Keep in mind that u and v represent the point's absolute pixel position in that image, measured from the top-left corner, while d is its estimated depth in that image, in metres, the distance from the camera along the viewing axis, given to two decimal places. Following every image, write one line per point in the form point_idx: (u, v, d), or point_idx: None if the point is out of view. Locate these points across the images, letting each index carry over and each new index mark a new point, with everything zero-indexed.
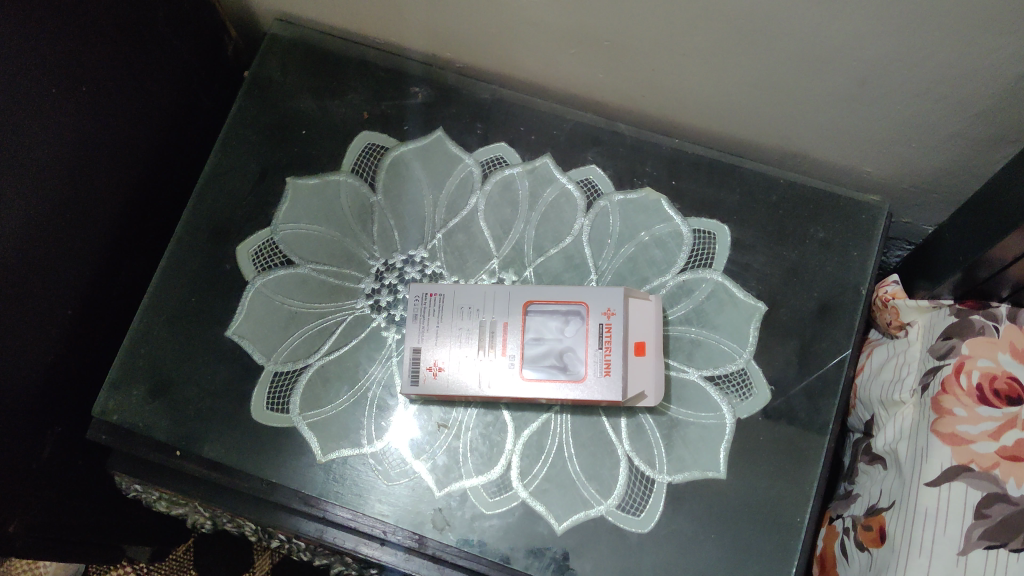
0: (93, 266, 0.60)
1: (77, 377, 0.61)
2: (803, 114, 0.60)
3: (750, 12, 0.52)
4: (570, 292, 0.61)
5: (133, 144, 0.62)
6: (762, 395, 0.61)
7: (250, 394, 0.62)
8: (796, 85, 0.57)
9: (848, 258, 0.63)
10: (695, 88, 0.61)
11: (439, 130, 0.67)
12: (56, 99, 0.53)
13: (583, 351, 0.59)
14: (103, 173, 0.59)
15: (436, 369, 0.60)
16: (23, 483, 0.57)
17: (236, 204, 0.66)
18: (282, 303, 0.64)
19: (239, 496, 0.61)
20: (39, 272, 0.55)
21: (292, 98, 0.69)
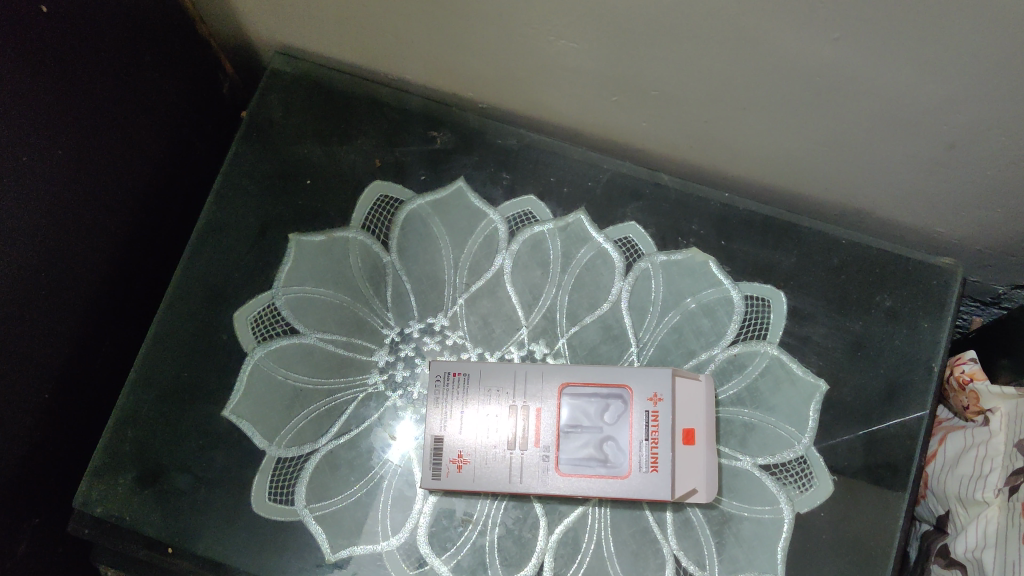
0: (74, 345, 0.54)
1: (56, 467, 0.54)
2: (873, 173, 0.53)
3: (828, 73, 0.45)
4: (611, 373, 0.54)
5: (116, 202, 0.55)
6: (823, 487, 0.55)
7: (250, 483, 0.55)
8: (871, 145, 0.51)
9: (917, 330, 0.57)
10: (751, 141, 0.54)
11: (460, 180, 0.60)
12: (29, 168, 0.46)
13: (627, 441, 0.52)
14: (83, 239, 0.52)
15: (460, 463, 0.53)
16: None
17: (234, 264, 0.59)
18: (284, 378, 0.57)
19: None
20: (14, 365, 0.48)
21: (295, 142, 0.62)
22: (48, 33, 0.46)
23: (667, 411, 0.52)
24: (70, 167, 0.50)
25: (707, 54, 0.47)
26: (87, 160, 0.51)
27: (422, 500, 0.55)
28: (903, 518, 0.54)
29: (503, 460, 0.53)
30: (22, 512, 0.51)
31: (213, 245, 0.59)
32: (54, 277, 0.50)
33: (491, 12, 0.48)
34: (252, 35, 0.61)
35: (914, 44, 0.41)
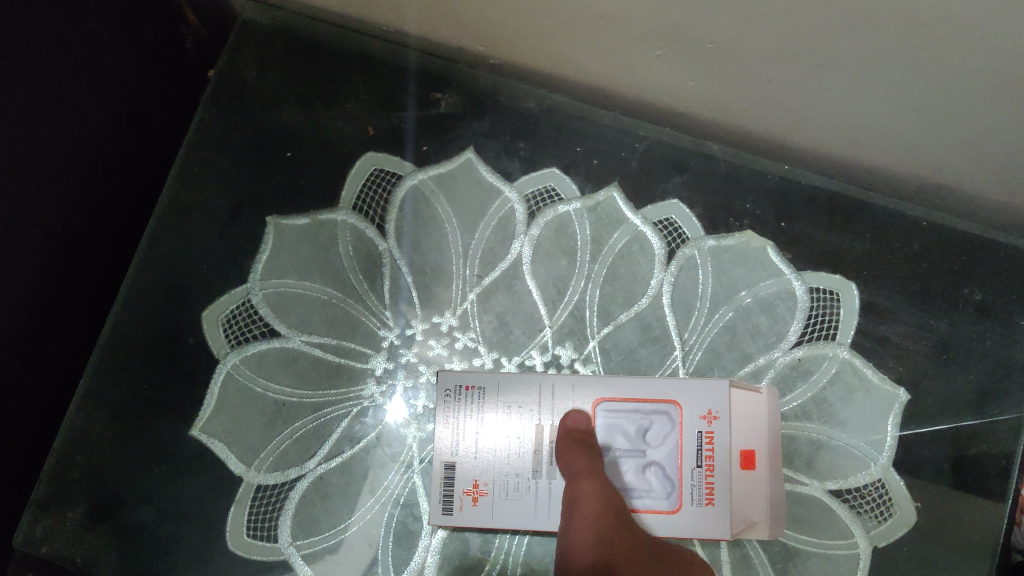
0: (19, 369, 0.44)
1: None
2: (983, 162, 0.43)
3: (972, 48, 0.34)
4: (654, 386, 0.44)
5: (57, 197, 0.44)
6: (906, 516, 0.46)
7: (225, 516, 0.46)
8: (996, 133, 0.40)
9: (1015, 329, 0.48)
10: (834, 115, 0.43)
11: (469, 150, 0.50)
12: None
13: (675, 469, 0.43)
14: (13, 256, 0.41)
15: (475, 496, 0.44)
16: None
17: (201, 254, 0.49)
18: (264, 390, 0.48)
19: None
20: None
21: (273, 107, 0.51)
22: None
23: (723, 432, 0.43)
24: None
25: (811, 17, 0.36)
26: (6, 157, 0.40)
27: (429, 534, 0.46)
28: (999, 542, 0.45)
29: (526, 492, 0.44)
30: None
31: (176, 230, 0.50)
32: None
33: None
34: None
35: None
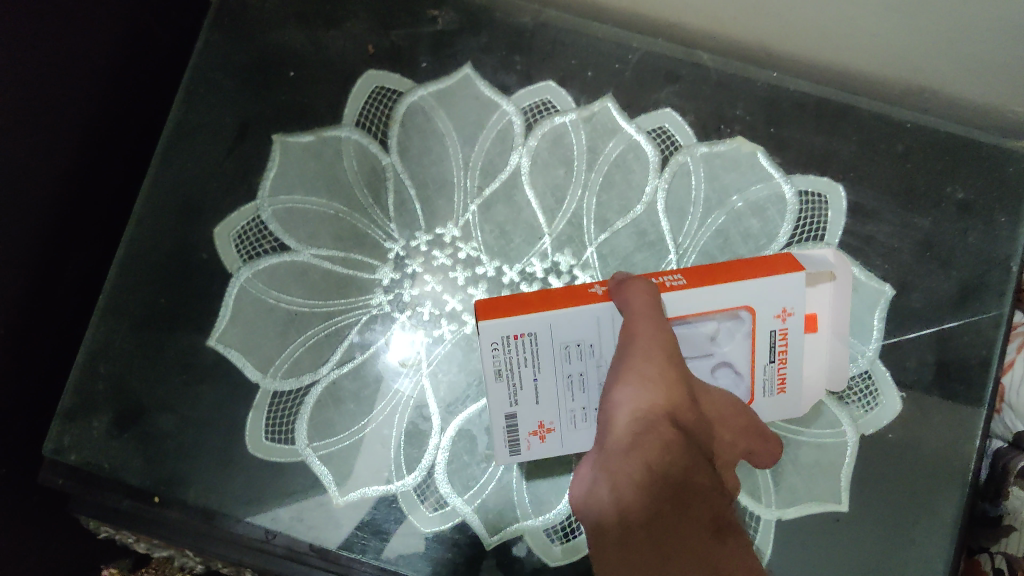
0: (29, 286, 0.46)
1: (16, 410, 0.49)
2: (960, 64, 0.44)
3: None
4: (724, 297, 0.39)
5: (55, 120, 0.46)
6: (890, 406, 0.49)
7: (244, 421, 0.49)
8: (963, 35, 0.42)
9: (994, 226, 0.50)
10: (810, 21, 0.45)
11: (467, 65, 0.52)
12: None
13: (746, 365, 0.41)
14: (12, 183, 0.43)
15: (542, 433, 0.41)
16: None
17: (211, 172, 0.51)
18: (276, 302, 0.50)
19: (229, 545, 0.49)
20: None
21: (273, 27, 0.52)
22: None
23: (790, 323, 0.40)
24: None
25: None
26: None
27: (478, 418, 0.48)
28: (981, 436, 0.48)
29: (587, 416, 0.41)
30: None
31: (186, 150, 0.51)
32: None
33: None
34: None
35: None
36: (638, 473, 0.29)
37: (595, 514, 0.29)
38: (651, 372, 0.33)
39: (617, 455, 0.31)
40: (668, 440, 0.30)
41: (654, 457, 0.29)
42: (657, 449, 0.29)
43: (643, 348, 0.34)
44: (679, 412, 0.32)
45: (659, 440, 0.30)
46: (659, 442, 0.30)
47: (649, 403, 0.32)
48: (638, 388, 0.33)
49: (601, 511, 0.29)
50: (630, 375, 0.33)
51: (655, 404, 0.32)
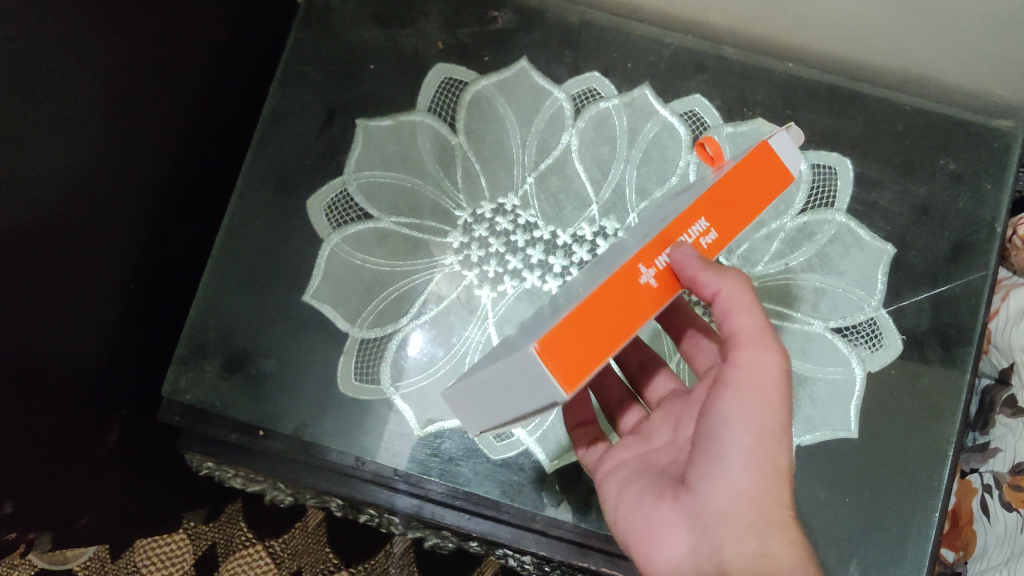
0: (140, 240, 0.54)
1: (135, 354, 0.56)
2: (944, 39, 0.54)
3: None
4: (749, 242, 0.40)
5: (176, 91, 0.54)
6: (893, 347, 0.56)
7: (336, 365, 0.57)
8: (943, 13, 0.51)
9: (981, 192, 0.58)
10: (819, 9, 0.55)
11: (524, 58, 0.60)
12: (87, 73, 0.45)
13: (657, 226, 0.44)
14: (140, 147, 0.52)
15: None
16: (88, 472, 0.54)
17: (303, 151, 0.59)
18: (362, 263, 0.57)
19: (319, 471, 0.57)
20: (74, 272, 0.48)
21: (355, 27, 0.61)
22: None
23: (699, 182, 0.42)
24: (133, 48, 0.49)
25: None
26: (137, 64, 0.50)
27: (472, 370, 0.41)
28: (968, 379, 0.56)
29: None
30: (99, 385, 0.54)
31: (282, 132, 0.59)
32: (116, 159, 0.50)
33: None
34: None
35: None
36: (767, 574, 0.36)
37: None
38: (766, 441, 0.38)
39: (729, 552, 0.37)
40: (788, 558, 0.37)
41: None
42: (777, 570, 0.36)
43: (768, 405, 0.38)
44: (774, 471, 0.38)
45: (775, 553, 0.37)
46: (778, 558, 0.37)
47: (762, 496, 0.38)
48: (752, 473, 0.38)
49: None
50: (743, 436, 0.38)
51: (760, 487, 0.38)
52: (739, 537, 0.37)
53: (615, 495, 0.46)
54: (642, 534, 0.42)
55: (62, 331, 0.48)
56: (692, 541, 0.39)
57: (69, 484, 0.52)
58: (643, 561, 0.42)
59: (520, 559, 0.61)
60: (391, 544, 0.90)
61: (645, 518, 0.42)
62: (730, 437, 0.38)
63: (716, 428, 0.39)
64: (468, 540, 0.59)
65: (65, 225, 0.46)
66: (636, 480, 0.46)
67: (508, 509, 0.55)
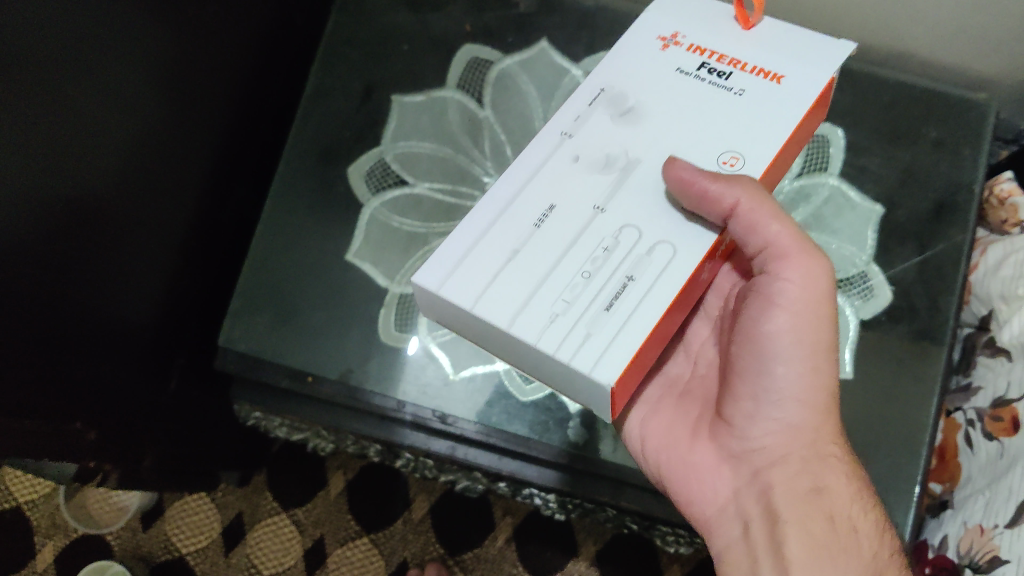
0: (195, 196, 0.60)
1: (186, 303, 0.62)
2: (922, 12, 0.60)
3: None
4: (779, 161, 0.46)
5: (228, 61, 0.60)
6: (883, 296, 0.62)
7: (376, 317, 0.62)
8: None
9: (960, 157, 0.64)
10: None
11: (544, 40, 0.66)
12: (148, 32, 0.51)
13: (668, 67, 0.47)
14: (193, 108, 0.58)
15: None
16: (151, 409, 0.59)
17: (345, 124, 0.65)
18: (398, 224, 0.63)
19: (357, 414, 0.63)
20: (135, 217, 0.54)
21: (390, 12, 0.68)
22: None
23: (731, 37, 0.47)
24: (195, 33, 0.56)
25: None
26: (193, 31, 0.56)
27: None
28: (951, 325, 0.61)
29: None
30: (166, 331, 0.60)
31: (322, 107, 0.66)
32: (177, 131, 0.56)
33: None
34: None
35: None
36: (828, 513, 0.45)
37: (777, 535, 0.45)
38: (821, 376, 0.45)
39: (779, 486, 0.46)
40: (845, 491, 0.46)
41: (832, 515, 0.45)
42: (834, 505, 0.46)
43: (817, 320, 0.44)
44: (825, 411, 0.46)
45: (829, 487, 0.46)
46: (835, 490, 0.46)
47: (814, 437, 0.46)
48: (805, 412, 0.46)
49: (790, 524, 0.45)
50: (798, 370, 0.45)
51: (807, 425, 0.46)
52: (798, 473, 0.46)
53: (643, 424, 0.53)
54: (682, 471, 0.50)
55: (132, 278, 0.54)
56: (741, 482, 0.48)
57: (136, 418, 0.57)
58: (684, 487, 0.50)
59: (542, 499, 0.67)
60: (410, 510, 0.93)
61: (681, 457, 0.50)
62: (788, 364, 0.45)
63: (764, 356, 0.45)
64: (497, 481, 0.65)
65: (122, 170, 0.51)
66: (663, 408, 0.53)
67: (536, 446, 0.60)
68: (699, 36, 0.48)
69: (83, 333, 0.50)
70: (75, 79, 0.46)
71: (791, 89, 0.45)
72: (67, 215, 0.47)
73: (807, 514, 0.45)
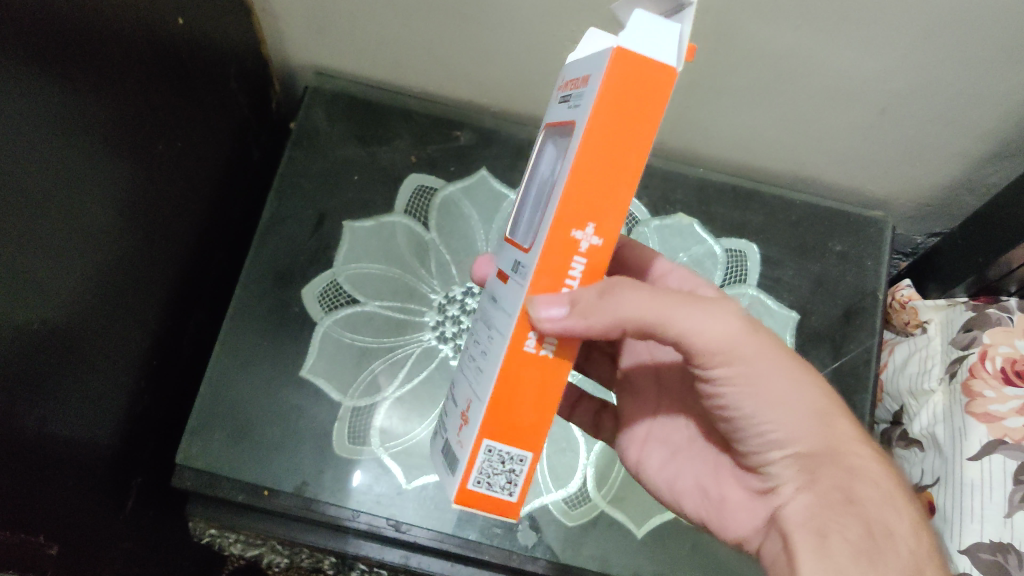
0: (149, 318, 0.63)
1: (136, 423, 0.63)
2: (820, 141, 0.68)
3: (795, 54, 0.59)
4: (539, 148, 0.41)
5: (181, 191, 0.64)
6: None
7: (330, 430, 0.64)
8: (816, 118, 0.65)
9: (864, 268, 0.71)
10: (722, 122, 0.69)
11: (483, 169, 0.74)
12: (121, 166, 0.55)
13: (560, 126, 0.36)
14: (151, 237, 0.61)
15: (466, 429, 0.38)
16: (105, 527, 0.59)
17: (299, 249, 0.70)
18: (352, 340, 0.67)
19: (312, 526, 0.64)
20: (102, 337, 0.56)
21: (339, 145, 0.74)
22: (149, 65, 0.56)
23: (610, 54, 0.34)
24: (157, 166, 0.60)
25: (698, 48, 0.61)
26: (157, 166, 0.60)
27: (516, 459, 0.38)
28: (865, 422, 0.66)
29: (498, 337, 0.37)
30: (122, 451, 0.61)
31: (277, 234, 0.70)
32: (139, 255, 0.60)
33: (519, 16, 0.63)
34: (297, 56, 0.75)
35: (860, 29, 0.55)
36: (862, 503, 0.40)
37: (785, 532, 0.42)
38: (833, 413, 0.43)
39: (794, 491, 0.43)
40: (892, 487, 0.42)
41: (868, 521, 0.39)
42: (868, 512, 0.40)
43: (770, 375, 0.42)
44: (832, 458, 0.42)
45: (863, 497, 0.40)
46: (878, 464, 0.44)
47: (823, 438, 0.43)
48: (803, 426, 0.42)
49: (813, 531, 0.40)
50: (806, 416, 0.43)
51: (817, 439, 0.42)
52: (822, 493, 0.41)
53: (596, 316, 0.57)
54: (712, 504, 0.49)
55: (96, 398, 0.56)
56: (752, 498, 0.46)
57: (90, 536, 0.57)
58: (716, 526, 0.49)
59: None
60: None
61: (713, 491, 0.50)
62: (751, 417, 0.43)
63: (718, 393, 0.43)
64: None
65: (95, 294, 0.54)
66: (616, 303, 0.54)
67: (488, 550, 0.62)
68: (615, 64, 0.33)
69: (48, 449, 0.51)
70: (64, 206, 0.49)
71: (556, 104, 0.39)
72: (47, 333, 0.49)
73: (845, 525, 0.39)
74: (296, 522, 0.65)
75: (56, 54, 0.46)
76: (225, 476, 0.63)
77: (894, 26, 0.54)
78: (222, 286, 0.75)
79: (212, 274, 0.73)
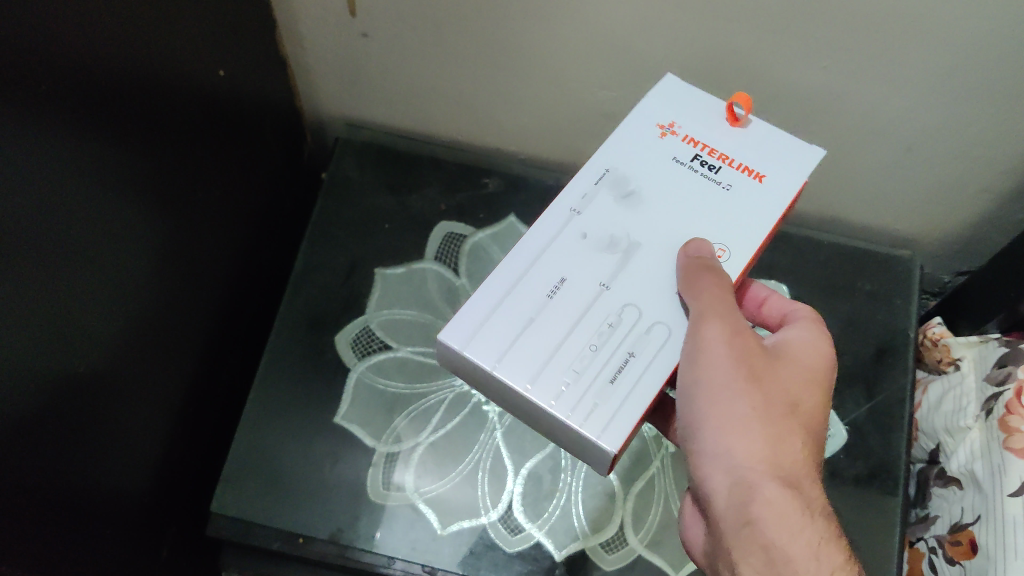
0: (186, 364, 0.63)
1: (172, 471, 0.63)
2: (845, 181, 0.69)
3: (819, 95, 0.60)
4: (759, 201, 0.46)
5: (216, 240, 0.65)
6: (840, 435, 0.66)
7: (364, 476, 0.64)
8: (840, 158, 0.66)
9: (894, 307, 0.71)
10: None
11: (512, 216, 0.75)
12: (161, 215, 0.56)
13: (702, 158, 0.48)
14: (188, 283, 0.62)
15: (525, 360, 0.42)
16: None
17: (332, 296, 0.71)
18: (384, 387, 0.67)
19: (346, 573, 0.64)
20: (140, 382, 0.57)
21: (371, 194, 0.75)
22: (188, 116, 0.57)
23: (723, 132, 0.48)
24: (195, 214, 0.61)
25: (722, 91, 0.62)
26: (194, 214, 0.61)
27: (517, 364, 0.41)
28: (904, 461, 0.65)
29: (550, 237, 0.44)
30: (159, 499, 0.61)
31: (310, 283, 0.71)
32: (176, 302, 0.60)
33: (543, 66, 0.65)
34: (331, 108, 0.78)
35: (880, 69, 0.56)
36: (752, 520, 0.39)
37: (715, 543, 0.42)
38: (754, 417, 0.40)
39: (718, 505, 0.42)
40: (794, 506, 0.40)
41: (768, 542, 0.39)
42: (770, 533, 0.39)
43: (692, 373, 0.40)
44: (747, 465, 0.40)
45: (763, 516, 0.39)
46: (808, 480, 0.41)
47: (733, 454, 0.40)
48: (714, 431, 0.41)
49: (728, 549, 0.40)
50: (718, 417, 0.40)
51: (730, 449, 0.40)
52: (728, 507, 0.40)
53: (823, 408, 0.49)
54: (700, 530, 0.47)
55: (133, 446, 0.57)
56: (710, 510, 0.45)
57: None
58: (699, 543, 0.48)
59: None
60: None
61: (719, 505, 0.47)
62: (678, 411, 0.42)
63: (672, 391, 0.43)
64: None
65: (134, 341, 0.55)
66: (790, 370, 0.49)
67: None
68: (683, 118, 0.49)
69: (86, 495, 0.51)
70: (108, 251, 0.50)
71: (766, 187, 0.46)
72: (87, 377, 0.49)
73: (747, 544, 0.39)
74: (329, 569, 0.64)
75: (107, 102, 0.47)
76: (259, 522, 0.63)
77: (915, 66, 0.56)
78: (254, 336, 0.76)
79: (246, 323, 0.74)
